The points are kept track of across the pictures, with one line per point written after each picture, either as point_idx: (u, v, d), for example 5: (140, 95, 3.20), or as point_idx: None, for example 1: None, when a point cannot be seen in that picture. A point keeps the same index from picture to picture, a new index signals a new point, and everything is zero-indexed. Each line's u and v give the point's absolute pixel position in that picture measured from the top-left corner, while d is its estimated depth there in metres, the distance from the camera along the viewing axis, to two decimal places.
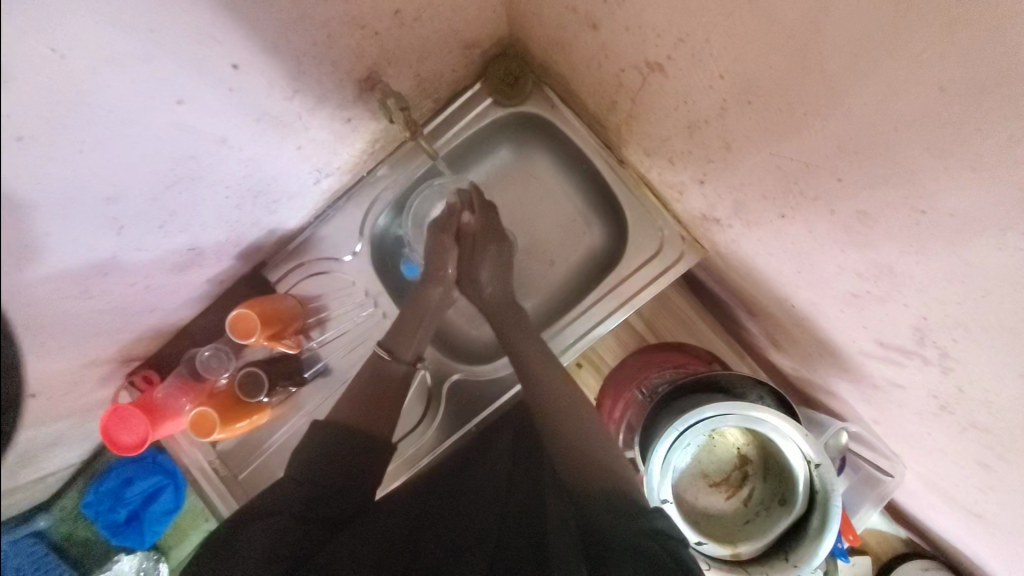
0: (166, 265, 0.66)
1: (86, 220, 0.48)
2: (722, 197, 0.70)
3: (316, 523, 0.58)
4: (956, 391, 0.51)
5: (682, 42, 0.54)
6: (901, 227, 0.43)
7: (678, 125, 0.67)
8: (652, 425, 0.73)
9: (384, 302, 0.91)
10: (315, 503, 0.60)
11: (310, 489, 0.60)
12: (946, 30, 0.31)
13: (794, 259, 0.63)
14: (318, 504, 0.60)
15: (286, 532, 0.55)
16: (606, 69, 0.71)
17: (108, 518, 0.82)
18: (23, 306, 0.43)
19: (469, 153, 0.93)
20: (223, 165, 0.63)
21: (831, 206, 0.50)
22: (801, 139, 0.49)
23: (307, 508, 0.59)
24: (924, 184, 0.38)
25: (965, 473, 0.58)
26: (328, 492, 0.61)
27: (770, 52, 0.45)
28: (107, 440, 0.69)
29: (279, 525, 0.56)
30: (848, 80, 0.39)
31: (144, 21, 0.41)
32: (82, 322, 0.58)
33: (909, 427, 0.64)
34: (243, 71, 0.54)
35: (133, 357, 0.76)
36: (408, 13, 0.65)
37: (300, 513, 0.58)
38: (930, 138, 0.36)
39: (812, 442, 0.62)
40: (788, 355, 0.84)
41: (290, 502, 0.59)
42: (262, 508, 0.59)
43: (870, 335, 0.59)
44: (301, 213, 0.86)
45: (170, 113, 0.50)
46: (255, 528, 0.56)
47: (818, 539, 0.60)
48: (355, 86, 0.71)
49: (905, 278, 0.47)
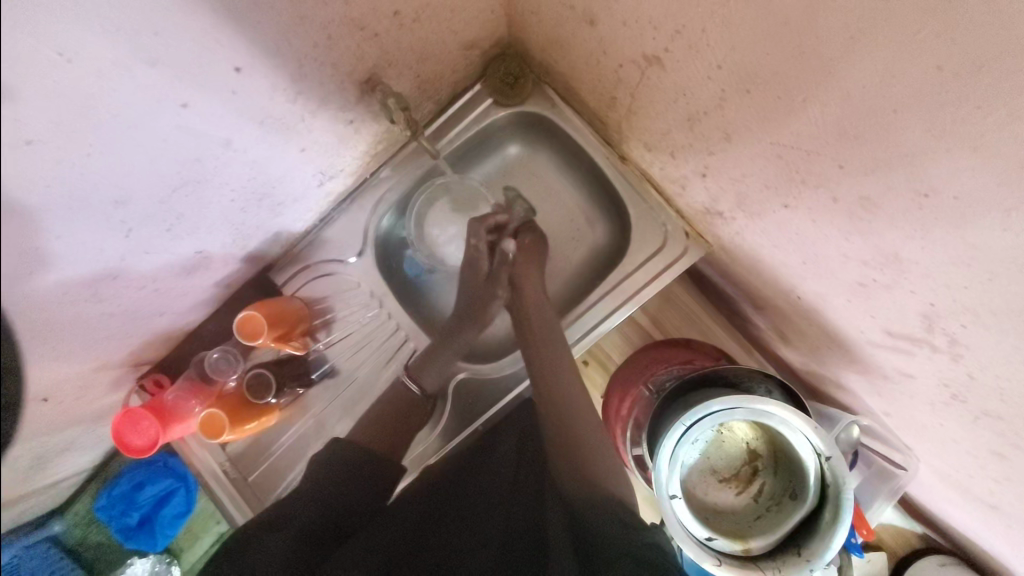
0: (174, 269, 0.67)
1: (96, 223, 0.48)
2: (724, 190, 0.70)
3: (325, 538, 0.58)
4: (968, 378, 0.50)
5: (679, 34, 0.54)
6: (904, 213, 0.43)
7: (678, 118, 0.67)
8: (659, 422, 0.73)
9: (389, 303, 0.92)
10: (327, 515, 0.61)
11: (322, 504, 0.62)
12: (941, 8, 0.31)
13: (798, 249, 0.63)
14: (326, 517, 0.60)
15: (296, 546, 0.55)
16: (605, 65, 0.71)
17: (120, 522, 0.83)
18: (36, 310, 0.44)
19: (471, 154, 0.94)
20: (228, 168, 0.63)
21: (833, 194, 0.50)
22: (801, 126, 0.48)
23: (318, 524, 0.59)
24: (927, 167, 0.38)
25: (981, 465, 0.58)
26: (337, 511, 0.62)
27: (766, 38, 0.45)
28: (118, 444, 0.69)
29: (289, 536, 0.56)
30: (845, 62, 0.39)
31: (146, 25, 0.42)
32: (94, 325, 0.59)
33: (921, 418, 0.64)
34: (245, 74, 0.55)
35: (143, 361, 0.77)
36: (406, 14, 0.65)
37: (310, 527, 0.58)
38: (930, 118, 0.35)
39: (821, 434, 0.62)
40: (796, 349, 0.83)
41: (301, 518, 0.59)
42: (270, 520, 0.60)
43: (877, 324, 0.58)
44: (306, 216, 0.87)
45: (175, 116, 0.51)
46: (267, 539, 0.56)
47: (830, 532, 0.60)
48: (356, 88, 0.72)
49: (911, 264, 0.46)
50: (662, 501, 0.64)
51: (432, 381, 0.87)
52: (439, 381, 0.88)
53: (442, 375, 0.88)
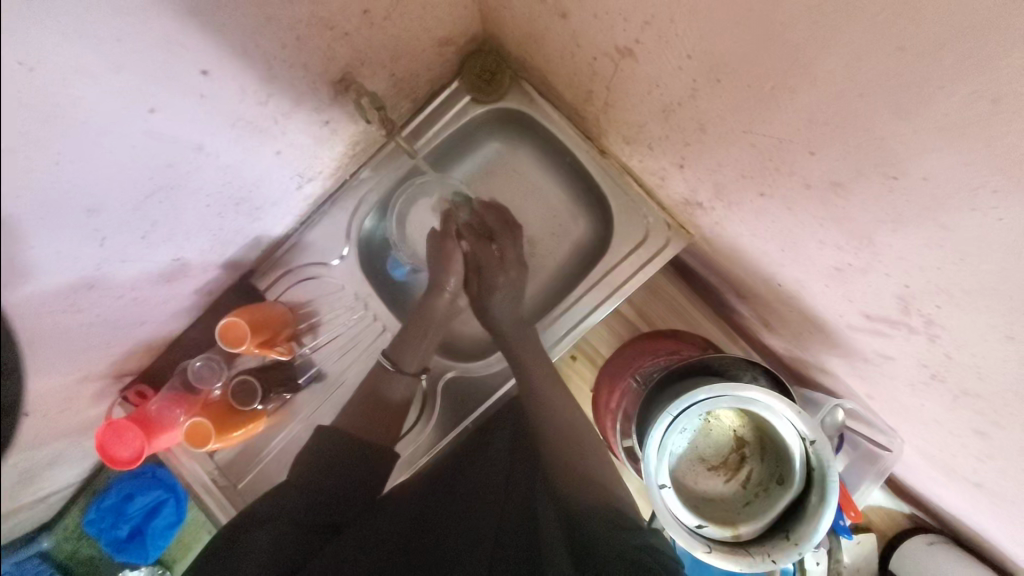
0: (153, 277, 0.66)
1: (69, 232, 0.48)
2: (702, 181, 0.70)
3: (315, 529, 0.59)
4: (944, 357, 0.51)
5: (649, 25, 0.54)
6: (876, 199, 0.43)
7: (653, 110, 0.67)
8: (647, 413, 0.74)
9: (375, 304, 0.92)
10: (317, 508, 0.61)
11: (308, 501, 0.62)
12: None
13: (776, 237, 0.63)
14: (314, 513, 0.60)
15: (285, 538, 0.56)
16: (579, 59, 0.71)
17: (110, 534, 0.82)
18: (15, 321, 0.44)
19: (451, 153, 0.94)
20: (202, 172, 0.63)
21: (806, 180, 0.51)
22: (772, 113, 0.48)
23: (307, 514, 0.60)
24: (895, 150, 0.38)
25: (963, 442, 0.59)
26: (327, 498, 0.63)
27: (733, 28, 0.45)
28: (104, 456, 0.68)
29: (279, 530, 0.57)
30: (809, 48, 0.39)
31: (109, 30, 0.41)
32: (72, 337, 0.58)
33: (902, 398, 0.65)
34: (215, 76, 0.54)
35: (125, 372, 0.75)
36: (377, 13, 0.65)
37: (299, 519, 0.59)
38: (893, 101, 0.36)
39: (806, 419, 0.63)
40: (779, 336, 0.84)
41: (291, 508, 0.60)
42: (263, 514, 0.61)
43: (856, 308, 0.59)
44: (287, 220, 0.86)
45: (144, 122, 0.50)
46: (258, 532, 0.57)
47: (817, 514, 0.61)
48: (329, 89, 0.71)
49: (884, 247, 0.47)
50: (652, 490, 0.65)
51: (411, 361, 0.88)
52: (420, 360, 0.89)
53: (423, 354, 0.89)
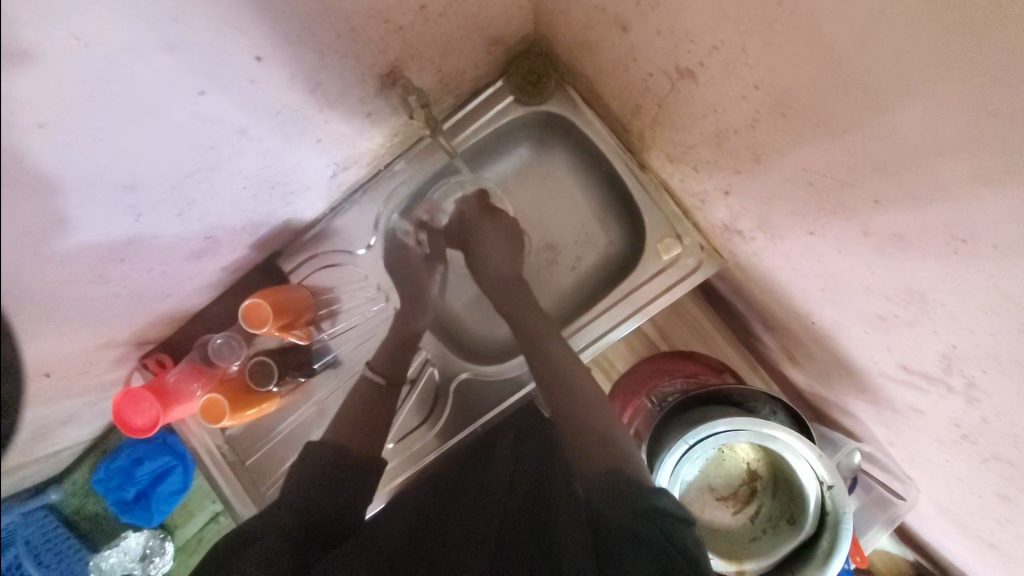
0: (183, 252, 0.66)
1: (106, 208, 0.47)
2: (746, 210, 0.68)
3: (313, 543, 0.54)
4: (981, 422, 0.50)
5: (716, 50, 0.52)
6: (937, 255, 0.42)
7: (705, 134, 0.65)
8: (659, 437, 0.72)
9: (395, 297, 0.92)
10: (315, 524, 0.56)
11: (309, 516, 0.57)
12: (993, 58, 0.29)
13: (818, 275, 0.61)
14: (313, 527, 0.56)
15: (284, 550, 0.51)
16: (633, 72, 0.69)
17: (116, 495, 0.84)
18: (39, 273, 0.44)
19: (488, 152, 0.92)
20: (242, 156, 0.62)
21: (863, 226, 0.48)
22: (837, 155, 0.46)
23: (307, 528, 0.55)
24: (965, 213, 0.37)
25: (983, 503, 0.57)
26: (325, 515, 0.58)
27: (809, 65, 0.43)
28: (119, 422, 0.69)
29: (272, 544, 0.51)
30: (893, 99, 0.37)
31: (165, 12, 0.40)
32: (98, 306, 0.58)
33: (926, 452, 0.63)
34: (266, 63, 0.54)
35: (147, 340, 0.76)
36: (433, 9, 0.63)
37: (297, 533, 0.54)
38: (975, 164, 0.34)
39: (826, 463, 0.62)
40: (803, 370, 0.82)
41: (290, 524, 0.55)
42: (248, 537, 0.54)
43: (894, 358, 0.57)
44: (318, 205, 0.86)
45: (191, 105, 0.49)
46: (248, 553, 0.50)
47: (826, 560, 0.60)
48: (376, 81, 0.70)
49: (937, 305, 0.45)
50: None
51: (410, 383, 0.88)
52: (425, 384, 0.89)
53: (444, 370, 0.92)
